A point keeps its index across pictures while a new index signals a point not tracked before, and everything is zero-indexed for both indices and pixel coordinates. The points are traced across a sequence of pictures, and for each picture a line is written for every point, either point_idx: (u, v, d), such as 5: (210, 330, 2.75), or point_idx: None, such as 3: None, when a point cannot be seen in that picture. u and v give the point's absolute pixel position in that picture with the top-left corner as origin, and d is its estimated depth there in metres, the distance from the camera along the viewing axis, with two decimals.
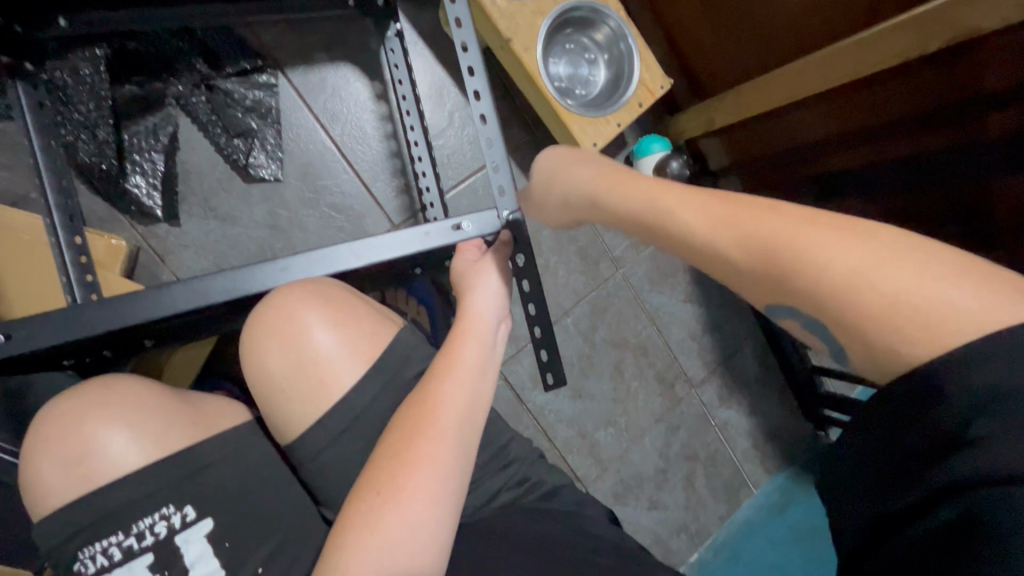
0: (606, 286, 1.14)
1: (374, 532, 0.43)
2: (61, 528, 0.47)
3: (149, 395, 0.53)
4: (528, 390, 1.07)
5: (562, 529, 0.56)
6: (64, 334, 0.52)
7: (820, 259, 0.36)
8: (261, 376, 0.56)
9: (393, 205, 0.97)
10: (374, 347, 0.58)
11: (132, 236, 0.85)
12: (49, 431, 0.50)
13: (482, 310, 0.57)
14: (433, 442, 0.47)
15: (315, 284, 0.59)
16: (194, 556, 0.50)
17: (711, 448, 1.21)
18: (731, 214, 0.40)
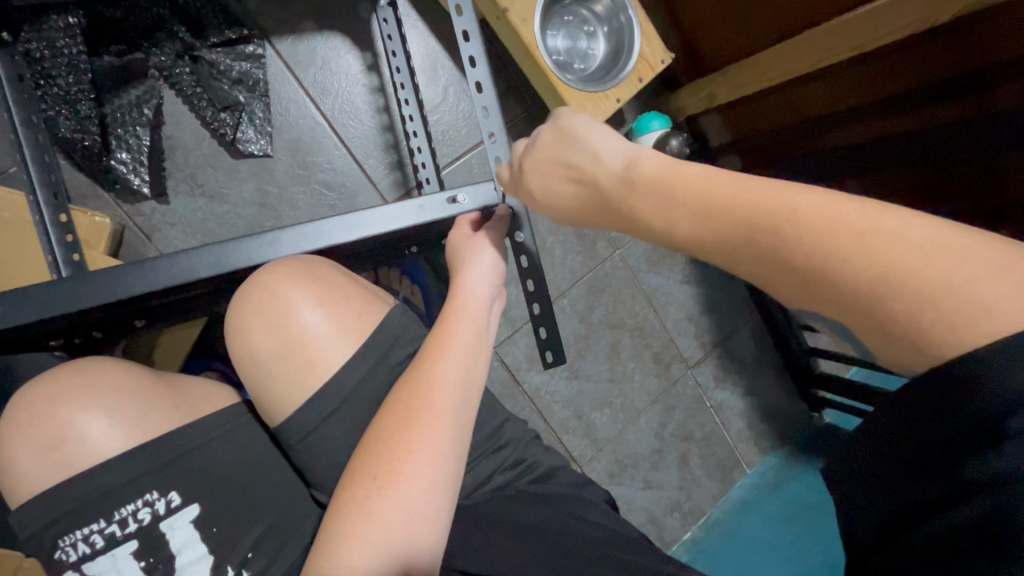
0: (603, 266, 1.13)
1: (372, 516, 0.43)
2: (42, 514, 0.46)
3: (130, 377, 0.52)
4: (524, 371, 1.06)
5: (558, 512, 0.55)
6: (42, 314, 0.50)
7: (825, 235, 0.33)
8: (247, 357, 0.54)
9: (388, 182, 0.94)
10: (364, 327, 0.56)
11: (116, 214, 0.82)
12: (24, 416, 0.48)
13: (476, 289, 0.55)
14: (428, 425, 0.46)
15: (300, 261, 0.57)
16: (180, 543, 0.49)
17: (705, 428, 1.22)
18: (725, 189, 0.37)
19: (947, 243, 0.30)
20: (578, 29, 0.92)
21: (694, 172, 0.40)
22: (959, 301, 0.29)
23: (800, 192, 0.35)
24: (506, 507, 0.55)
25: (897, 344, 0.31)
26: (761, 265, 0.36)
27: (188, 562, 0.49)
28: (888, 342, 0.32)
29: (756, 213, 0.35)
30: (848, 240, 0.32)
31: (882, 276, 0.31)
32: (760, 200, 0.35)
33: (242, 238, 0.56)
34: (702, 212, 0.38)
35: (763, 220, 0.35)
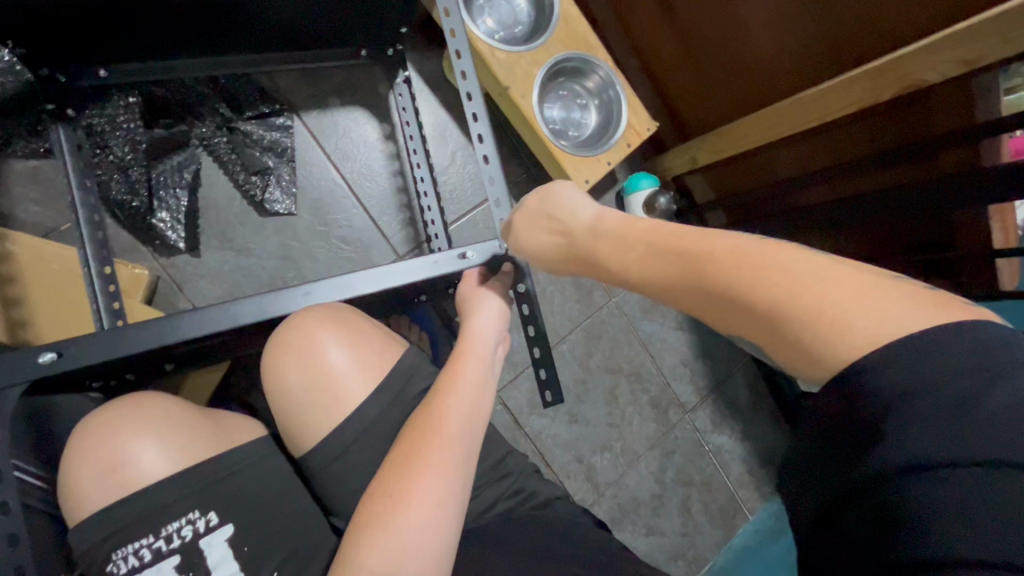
0: (600, 313, 1.19)
1: (387, 530, 0.47)
2: (95, 532, 0.51)
3: (177, 411, 0.58)
4: (526, 414, 1.11)
5: (558, 537, 0.59)
6: (101, 354, 0.57)
7: (731, 272, 0.40)
8: (280, 393, 0.62)
9: (400, 238, 1.03)
10: (382, 367, 0.64)
11: (153, 265, 0.90)
12: (83, 444, 0.54)
13: (483, 332, 0.62)
14: (439, 450, 0.51)
15: (330, 308, 0.65)
16: (216, 559, 0.53)
17: (705, 473, 1.24)
18: (672, 246, 0.46)
19: (840, 277, 0.37)
20: (572, 102, 1.03)
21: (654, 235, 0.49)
22: (845, 317, 0.35)
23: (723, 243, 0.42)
24: (509, 531, 0.59)
25: (801, 357, 0.36)
26: (702, 304, 0.42)
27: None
28: (792, 356, 0.37)
29: (692, 263, 0.43)
30: (753, 269, 0.39)
31: (780, 299, 0.37)
32: (698, 251, 0.43)
33: (277, 291, 0.61)
34: (663, 264, 0.46)
35: (700, 267, 0.43)
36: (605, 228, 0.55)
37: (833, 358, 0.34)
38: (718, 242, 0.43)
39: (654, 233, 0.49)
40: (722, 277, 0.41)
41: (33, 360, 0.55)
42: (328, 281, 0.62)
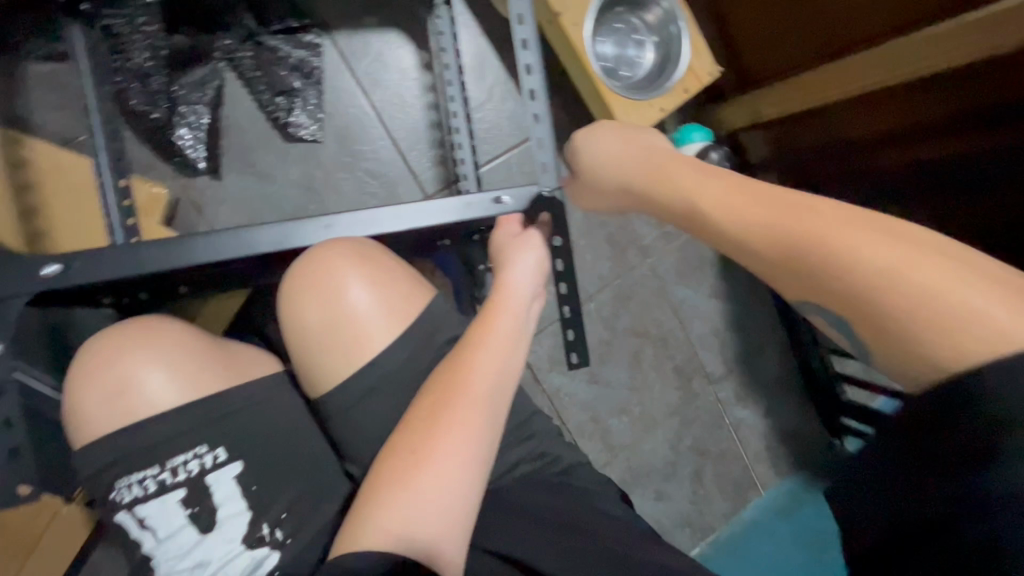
0: (632, 274, 1.13)
1: (407, 489, 0.45)
2: (105, 454, 0.51)
3: (187, 339, 0.56)
4: (545, 370, 1.08)
5: (580, 508, 0.57)
6: (113, 271, 0.56)
7: (826, 244, 0.41)
8: (298, 327, 0.58)
9: (429, 176, 0.97)
10: (405, 311, 0.59)
11: (172, 186, 0.86)
12: (94, 364, 0.53)
13: (519, 285, 0.57)
14: (467, 411, 0.48)
15: (354, 241, 0.60)
16: (223, 495, 0.53)
17: (722, 445, 1.21)
18: (762, 207, 0.46)
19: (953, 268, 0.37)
20: (627, 38, 0.93)
21: (731, 194, 0.49)
22: (959, 314, 0.36)
23: (823, 213, 0.43)
24: (529, 497, 0.57)
25: (897, 345, 0.38)
26: (778, 264, 0.44)
27: (229, 514, 0.53)
28: (891, 343, 0.39)
29: (782, 230, 0.44)
30: (850, 241, 0.40)
31: (884, 285, 0.38)
32: (788, 218, 0.44)
33: (302, 220, 0.59)
34: (742, 226, 0.47)
35: (789, 233, 0.43)
36: (672, 181, 0.55)
37: (943, 358, 0.36)
38: (809, 212, 0.43)
39: (733, 192, 0.49)
40: (813, 250, 0.42)
41: (39, 272, 0.56)
42: (352, 216, 0.60)
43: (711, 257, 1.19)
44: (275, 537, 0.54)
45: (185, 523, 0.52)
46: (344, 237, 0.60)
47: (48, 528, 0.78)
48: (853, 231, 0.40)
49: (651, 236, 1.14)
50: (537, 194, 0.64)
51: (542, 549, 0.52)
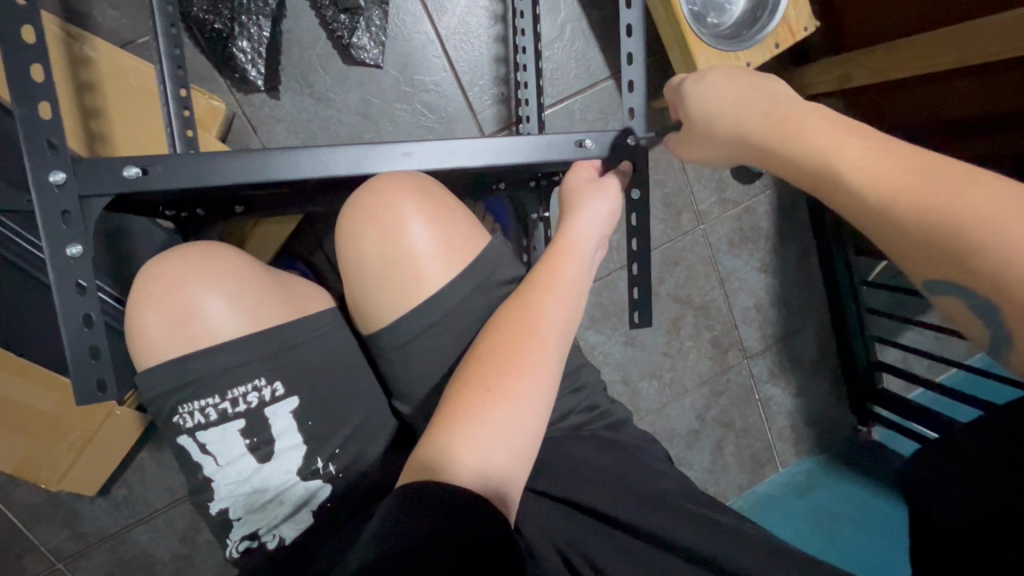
0: (683, 239, 1.10)
1: (483, 426, 0.45)
2: (167, 379, 0.50)
3: (246, 270, 0.55)
4: (583, 327, 1.07)
5: (625, 462, 0.57)
6: (190, 182, 0.54)
7: (989, 225, 0.36)
8: (356, 261, 0.58)
9: (488, 116, 0.93)
10: (466, 253, 0.58)
11: (229, 101, 0.84)
12: (155, 287, 0.52)
13: (585, 232, 0.58)
14: (538, 352, 0.49)
15: (412, 179, 0.60)
16: (281, 428, 0.54)
17: (749, 419, 1.20)
18: (908, 169, 0.40)
19: None
20: None
21: (866, 151, 0.42)
22: None
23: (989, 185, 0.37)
24: (578, 450, 0.57)
25: None
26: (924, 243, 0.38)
27: (286, 446, 0.55)
28: None
29: (933, 198, 0.38)
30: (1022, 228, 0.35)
31: None
32: (941, 186, 0.38)
33: (379, 145, 0.57)
34: (877, 186, 0.41)
35: (942, 204, 0.37)
36: (789, 135, 0.47)
37: None
38: (969, 182, 0.37)
39: (872, 150, 0.42)
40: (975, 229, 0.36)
41: (120, 174, 0.53)
42: (430, 143, 0.57)
43: (766, 229, 1.15)
44: (328, 471, 0.56)
45: (243, 453, 0.54)
46: (408, 171, 0.58)
47: (100, 428, 0.81)
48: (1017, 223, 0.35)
49: (708, 201, 1.09)
50: (622, 142, 0.63)
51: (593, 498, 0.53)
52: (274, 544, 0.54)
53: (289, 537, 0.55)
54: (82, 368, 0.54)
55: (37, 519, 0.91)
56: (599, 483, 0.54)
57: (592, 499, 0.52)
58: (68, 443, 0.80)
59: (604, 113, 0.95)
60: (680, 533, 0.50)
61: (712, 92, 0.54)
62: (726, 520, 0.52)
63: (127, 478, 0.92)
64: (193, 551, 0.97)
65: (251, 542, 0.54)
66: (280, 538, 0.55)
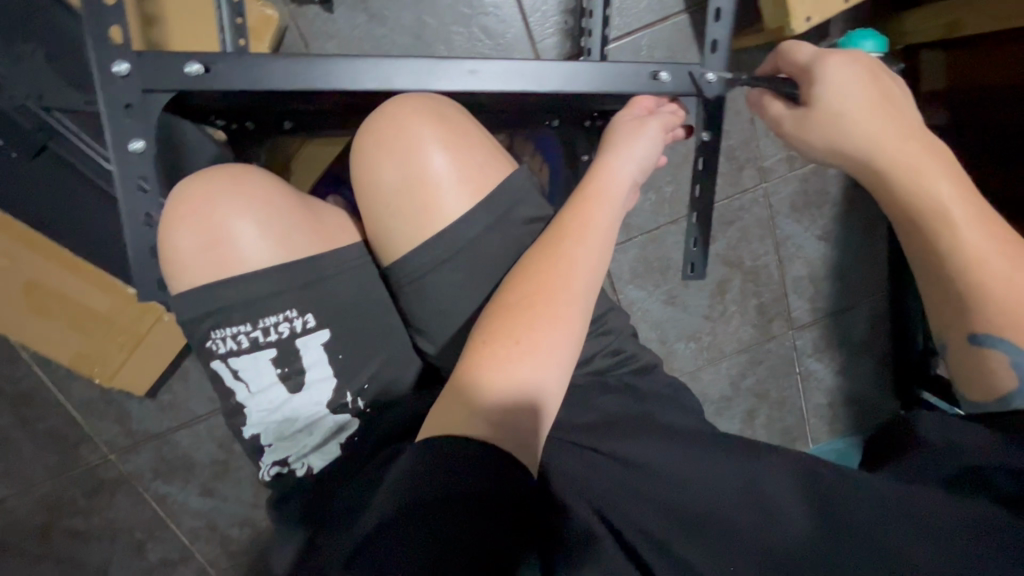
0: (741, 198, 1.04)
1: (507, 377, 0.41)
2: (197, 303, 0.46)
3: (273, 191, 0.49)
4: (624, 281, 1.03)
5: (645, 413, 0.54)
6: (249, 86, 0.52)
7: None
8: (372, 189, 0.52)
9: (549, 46, 0.87)
10: (489, 180, 0.51)
11: (282, 12, 0.81)
12: (182, 210, 0.47)
13: (618, 173, 0.53)
14: (569, 305, 0.45)
15: (432, 99, 0.53)
16: (311, 361, 0.49)
17: (785, 392, 1.16)
18: (999, 242, 0.48)
19: None
20: None
21: (975, 215, 0.49)
22: None
23: None
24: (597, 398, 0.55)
25: (983, 383, 0.49)
26: (992, 299, 0.47)
27: (315, 378, 0.49)
28: (975, 380, 0.49)
29: (1008, 272, 0.47)
30: None
31: None
32: (1016, 265, 0.47)
33: (444, 60, 0.55)
34: (976, 246, 0.48)
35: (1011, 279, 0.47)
36: (915, 174, 0.50)
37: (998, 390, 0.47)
38: None
39: (978, 215, 0.49)
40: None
41: (183, 70, 0.51)
42: (497, 63, 0.55)
43: (833, 195, 1.07)
44: (357, 406, 0.51)
45: (274, 381, 0.49)
46: (448, 94, 0.54)
47: (149, 332, 0.84)
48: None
49: (773, 158, 1.02)
50: (698, 79, 0.61)
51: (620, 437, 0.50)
52: (303, 472, 0.50)
53: (317, 467, 0.50)
54: (136, 267, 0.54)
55: (93, 411, 0.97)
56: (616, 432, 0.51)
57: (624, 449, 0.49)
58: (120, 345, 0.84)
59: (674, 52, 0.88)
60: (727, 499, 0.44)
61: (854, 89, 0.52)
62: (763, 464, 0.46)
63: (173, 383, 0.96)
64: (229, 458, 1.02)
65: (282, 468, 0.50)
66: (309, 467, 0.50)
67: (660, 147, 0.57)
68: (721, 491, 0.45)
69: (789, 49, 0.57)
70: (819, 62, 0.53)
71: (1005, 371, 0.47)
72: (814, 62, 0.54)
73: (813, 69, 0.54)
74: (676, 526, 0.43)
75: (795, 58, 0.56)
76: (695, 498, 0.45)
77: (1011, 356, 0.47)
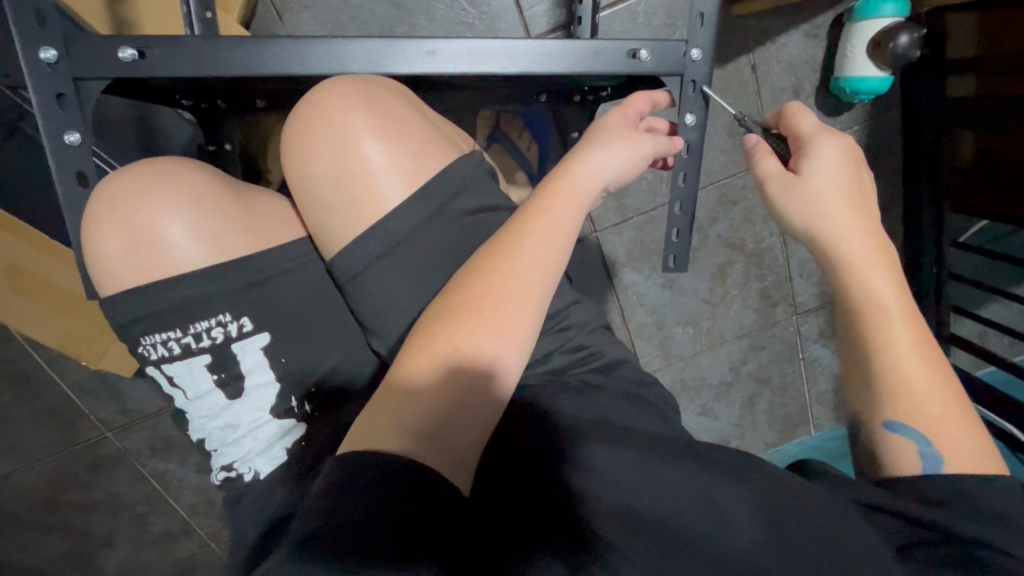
0: (744, 176, 0.98)
1: (442, 389, 0.37)
2: (125, 308, 0.43)
3: (206, 189, 0.46)
4: (619, 264, 0.99)
5: (603, 418, 0.46)
6: (190, 71, 0.49)
7: (937, 403, 0.47)
8: (303, 181, 0.47)
9: (538, 14, 0.81)
10: (427, 169, 0.47)
11: None
12: (102, 212, 0.44)
13: (592, 168, 0.46)
14: (516, 312, 0.40)
15: (363, 83, 0.48)
16: (250, 366, 0.47)
17: (788, 378, 1.12)
18: (917, 343, 0.48)
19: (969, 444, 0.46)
20: None
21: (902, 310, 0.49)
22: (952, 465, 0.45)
23: (947, 387, 0.48)
24: (546, 397, 0.47)
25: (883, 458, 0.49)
26: (900, 389, 0.48)
27: (257, 384, 0.48)
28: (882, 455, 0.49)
29: (917, 369, 0.48)
30: (949, 424, 0.46)
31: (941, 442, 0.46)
32: (924, 366, 0.48)
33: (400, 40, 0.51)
34: (899, 338, 0.49)
35: (918, 374, 0.48)
36: (861, 257, 0.50)
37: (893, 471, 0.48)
38: (941, 373, 0.48)
39: (905, 313, 0.49)
40: (929, 402, 0.47)
41: (115, 56, 0.48)
42: (460, 42, 0.51)
43: None
44: (304, 410, 0.50)
45: (212, 388, 0.47)
46: (397, 73, 0.51)
47: None
48: (956, 408, 0.47)
49: None
50: (682, 58, 0.56)
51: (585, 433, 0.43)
52: (250, 477, 0.49)
53: (263, 472, 0.49)
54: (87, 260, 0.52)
55: (86, 391, 0.98)
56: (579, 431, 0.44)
57: (586, 455, 0.42)
58: (104, 328, 0.84)
59: (672, 19, 0.81)
60: (685, 519, 0.39)
61: (836, 172, 0.51)
62: (720, 482, 0.41)
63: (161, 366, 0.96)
64: None
65: (230, 472, 0.49)
66: (255, 472, 0.48)
67: (643, 169, 0.51)
68: (682, 504, 0.40)
69: (792, 113, 0.54)
70: (817, 140, 0.52)
71: (907, 454, 0.47)
72: (813, 135, 0.52)
73: (809, 142, 0.52)
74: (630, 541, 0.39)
75: (795, 126, 0.54)
76: (649, 512, 0.40)
77: (920, 446, 0.46)
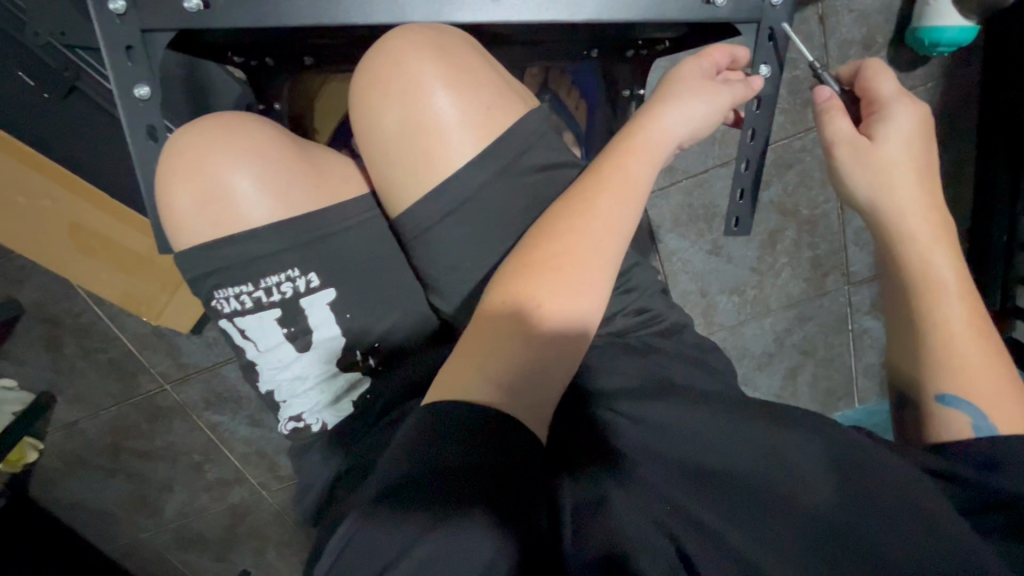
0: (805, 138, 0.93)
1: (523, 340, 0.37)
2: (197, 263, 0.45)
3: (270, 143, 0.46)
4: (666, 230, 0.96)
5: (663, 378, 0.46)
6: (252, 21, 0.48)
7: (992, 378, 0.46)
8: (372, 134, 0.47)
9: None
10: (496, 124, 0.46)
11: None
12: (172, 167, 0.45)
13: (665, 124, 0.44)
14: (591, 267, 0.39)
15: (432, 32, 0.47)
16: (317, 321, 0.48)
17: (834, 350, 1.09)
18: (973, 325, 0.47)
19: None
20: None
21: (960, 289, 0.48)
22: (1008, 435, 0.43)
23: (1002, 367, 0.46)
24: (607, 358, 0.47)
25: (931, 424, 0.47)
26: (952, 364, 0.47)
27: (324, 338, 0.49)
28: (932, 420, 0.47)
29: (969, 349, 0.46)
30: (1004, 399, 0.45)
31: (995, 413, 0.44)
32: (980, 345, 0.47)
33: None
34: (960, 315, 0.47)
35: (969, 352, 0.46)
36: (925, 229, 0.48)
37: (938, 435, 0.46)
38: (996, 353, 0.47)
39: (964, 294, 0.48)
40: (984, 378, 0.46)
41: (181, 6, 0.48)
42: None
43: None
44: (368, 364, 0.51)
45: (282, 341, 0.48)
46: (461, 23, 0.49)
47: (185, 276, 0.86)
48: (1012, 383, 0.46)
49: None
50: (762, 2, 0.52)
51: (646, 393, 0.44)
52: (318, 428, 0.51)
53: (331, 423, 0.50)
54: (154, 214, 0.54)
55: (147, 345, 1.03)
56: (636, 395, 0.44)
57: (646, 412, 0.42)
58: (163, 286, 0.87)
59: None
60: (744, 476, 0.39)
61: (912, 139, 0.48)
62: (783, 440, 0.40)
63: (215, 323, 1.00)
64: None
65: (298, 423, 0.51)
66: (323, 423, 0.50)
67: (718, 123, 0.48)
68: (737, 461, 0.39)
69: (871, 72, 0.50)
70: (891, 106, 0.48)
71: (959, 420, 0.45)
72: (890, 102, 0.49)
73: (883, 108, 0.48)
74: (686, 493, 0.38)
75: (872, 88, 0.50)
76: (708, 466, 0.39)
77: (973, 420, 0.45)
